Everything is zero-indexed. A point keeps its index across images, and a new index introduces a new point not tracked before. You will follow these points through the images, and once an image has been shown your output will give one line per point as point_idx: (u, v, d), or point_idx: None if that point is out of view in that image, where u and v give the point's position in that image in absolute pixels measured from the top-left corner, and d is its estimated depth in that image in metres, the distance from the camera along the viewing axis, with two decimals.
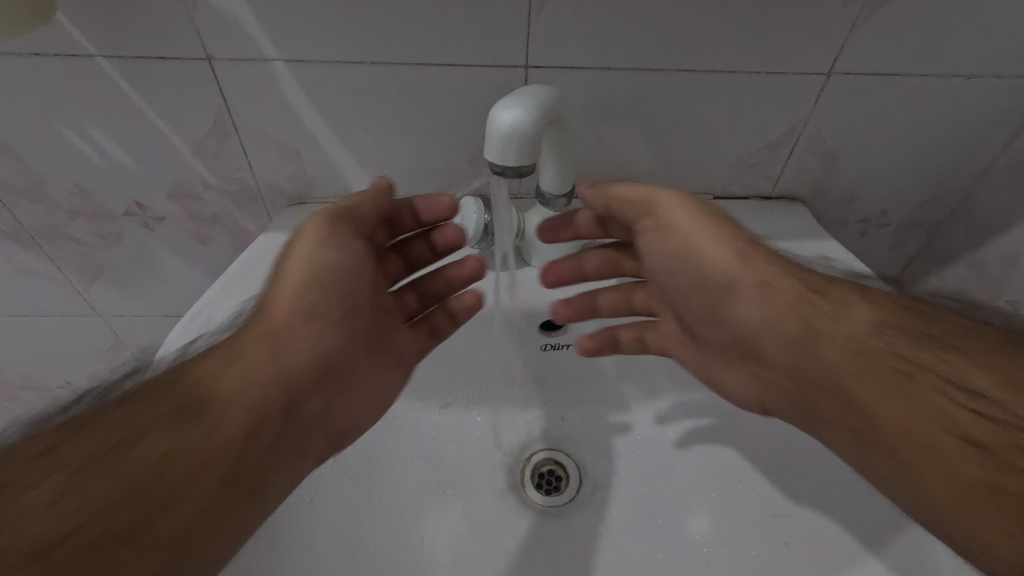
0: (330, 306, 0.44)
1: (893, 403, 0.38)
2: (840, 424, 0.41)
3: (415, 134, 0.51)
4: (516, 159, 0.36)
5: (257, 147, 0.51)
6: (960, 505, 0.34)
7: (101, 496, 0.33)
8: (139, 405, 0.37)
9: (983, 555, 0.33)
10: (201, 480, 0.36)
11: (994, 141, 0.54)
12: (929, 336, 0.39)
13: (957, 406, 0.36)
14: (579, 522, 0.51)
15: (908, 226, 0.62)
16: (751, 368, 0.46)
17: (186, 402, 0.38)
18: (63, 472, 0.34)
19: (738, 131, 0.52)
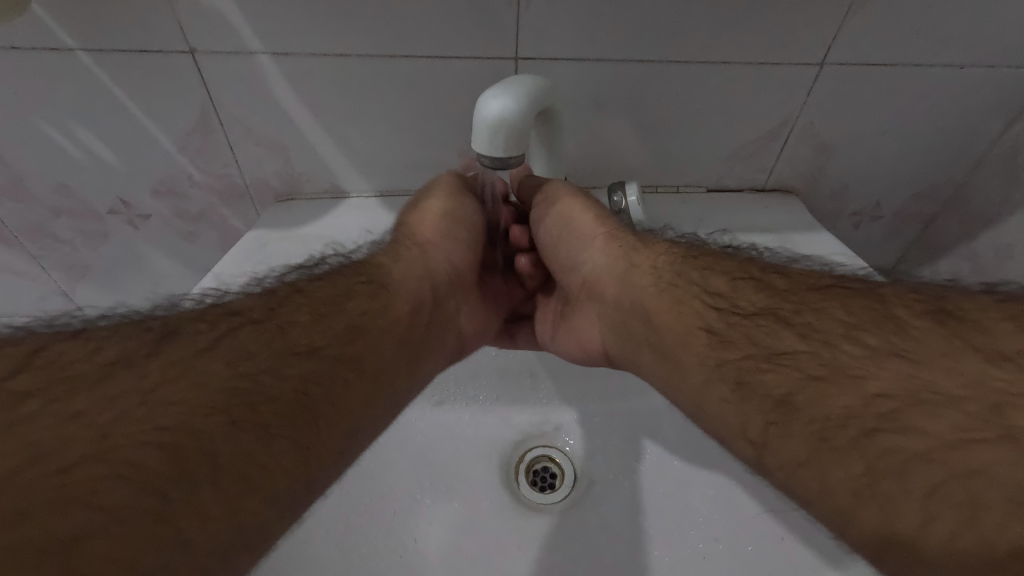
0: (461, 237, 0.49)
1: (699, 341, 0.37)
2: (656, 359, 0.41)
3: (405, 127, 0.50)
4: (503, 150, 0.35)
5: (244, 142, 0.51)
6: (766, 432, 0.32)
7: (303, 371, 0.33)
8: (309, 298, 0.37)
9: (788, 486, 0.30)
10: (365, 368, 0.36)
11: (989, 131, 0.53)
12: (736, 272, 0.39)
13: (749, 332, 0.35)
14: (574, 519, 0.51)
15: (901, 218, 0.62)
16: (600, 316, 0.47)
17: (357, 297, 0.39)
18: (260, 347, 0.33)
19: (731, 123, 0.52)
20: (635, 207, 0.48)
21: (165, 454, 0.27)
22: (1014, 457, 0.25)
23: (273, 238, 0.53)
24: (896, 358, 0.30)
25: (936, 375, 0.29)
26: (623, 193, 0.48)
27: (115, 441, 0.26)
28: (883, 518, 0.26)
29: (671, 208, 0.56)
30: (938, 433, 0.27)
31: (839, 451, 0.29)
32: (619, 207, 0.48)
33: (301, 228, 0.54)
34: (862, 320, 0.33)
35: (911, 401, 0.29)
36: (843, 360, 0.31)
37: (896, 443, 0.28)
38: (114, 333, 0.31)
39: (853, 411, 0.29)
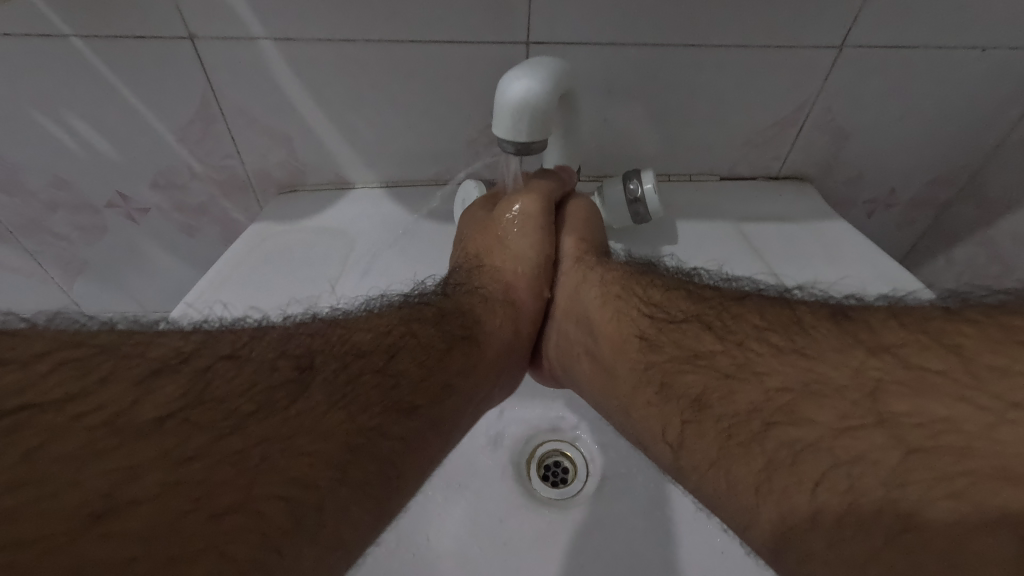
0: (549, 274, 0.45)
1: (631, 349, 0.36)
2: (594, 369, 0.39)
3: (412, 116, 0.49)
4: (527, 134, 0.34)
5: (246, 132, 0.49)
6: (681, 434, 0.32)
7: (403, 432, 0.31)
8: (419, 345, 0.35)
9: (700, 489, 0.31)
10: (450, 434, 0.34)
11: (1008, 115, 0.52)
12: (673, 284, 0.39)
13: (677, 338, 0.35)
14: (589, 514, 0.49)
15: (916, 205, 0.61)
16: (544, 330, 0.45)
17: (456, 349, 0.37)
18: (374, 396, 0.31)
19: (746, 109, 0.51)
20: (650, 195, 0.46)
21: (271, 507, 0.24)
22: (886, 440, 0.25)
23: (276, 231, 0.51)
24: (799, 355, 0.30)
25: (826, 366, 0.28)
26: (639, 181, 0.46)
27: (241, 477, 0.24)
28: (772, 514, 0.27)
29: (684, 197, 0.55)
30: (826, 421, 0.27)
31: (744, 447, 0.29)
32: (634, 197, 0.46)
33: (304, 221, 0.52)
34: (776, 321, 0.32)
35: (801, 392, 0.28)
36: (751, 359, 0.31)
37: (792, 435, 0.27)
38: (237, 359, 0.29)
39: (753, 412, 0.29)
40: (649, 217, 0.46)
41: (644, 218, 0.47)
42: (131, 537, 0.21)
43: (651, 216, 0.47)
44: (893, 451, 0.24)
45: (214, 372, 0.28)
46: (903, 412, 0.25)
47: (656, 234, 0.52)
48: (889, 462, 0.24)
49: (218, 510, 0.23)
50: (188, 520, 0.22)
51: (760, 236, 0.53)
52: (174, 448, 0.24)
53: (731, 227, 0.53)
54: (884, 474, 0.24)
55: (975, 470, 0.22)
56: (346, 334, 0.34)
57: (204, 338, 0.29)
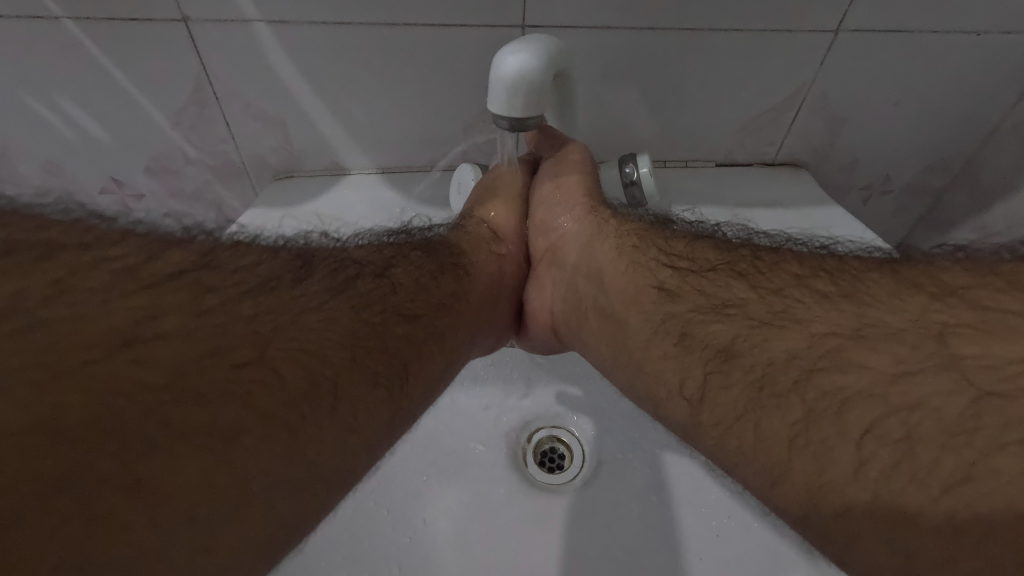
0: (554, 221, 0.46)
1: (646, 299, 0.37)
2: (600, 320, 0.40)
3: (407, 100, 0.48)
4: (521, 110, 0.34)
5: (241, 117, 0.49)
6: (704, 387, 0.32)
7: (404, 334, 0.35)
8: (411, 266, 0.39)
9: (721, 447, 0.31)
10: (451, 344, 0.39)
11: (1004, 101, 0.52)
12: (694, 237, 0.40)
13: (700, 285, 0.36)
14: (586, 499, 0.50)
15: (911, 193, 0.61)
16: (552, 288, 0.45)
17: (449, 273, 0.41)
18: (373, 302, 0.35)
19: (742, 94, 0.51)
20: (648, 178, 0.45)
21: (290, 406, 0.27)
22: (953, 385, 0.25)
23: (272, 216, 0.51)
24: (845, 300, 0.30)
25: (881, 313, 0.29)
26: (636, 165, 0.46)
27: (256, 370, 0.27)
28: (820, 467, 0.26)
29: (680, 183, 0.55)
30: (880, 367, 0.27)
31: (780, 399, 0.28)
32: (630, 180, 0.46)
33: (300, 207, 0.52)
34: (813, 273, 0.33)
35: (853, 338, 0.28)
36: (788, 307, 0.31)
37: (836, 384, 0.27)
38: (245, 257, 0.32)
39: (793, 359, 0.29)
40: (644, 201, 0.46)
41: (640, 203, 0.47)
42: (156, 440, 0.23)
43: (648, 199, 0.46)
44: (961, 396, 0.24)
45: (217, 269, 0.30)
46: (974, 355, 0.25)
47: None
48: (963, 404, 0.24)
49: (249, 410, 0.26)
50: (211, 424, 0.25)
51: (757, 221, 0.53)
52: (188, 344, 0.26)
53: (728, 212, 0.53)
54: (956, 419, 0.24)
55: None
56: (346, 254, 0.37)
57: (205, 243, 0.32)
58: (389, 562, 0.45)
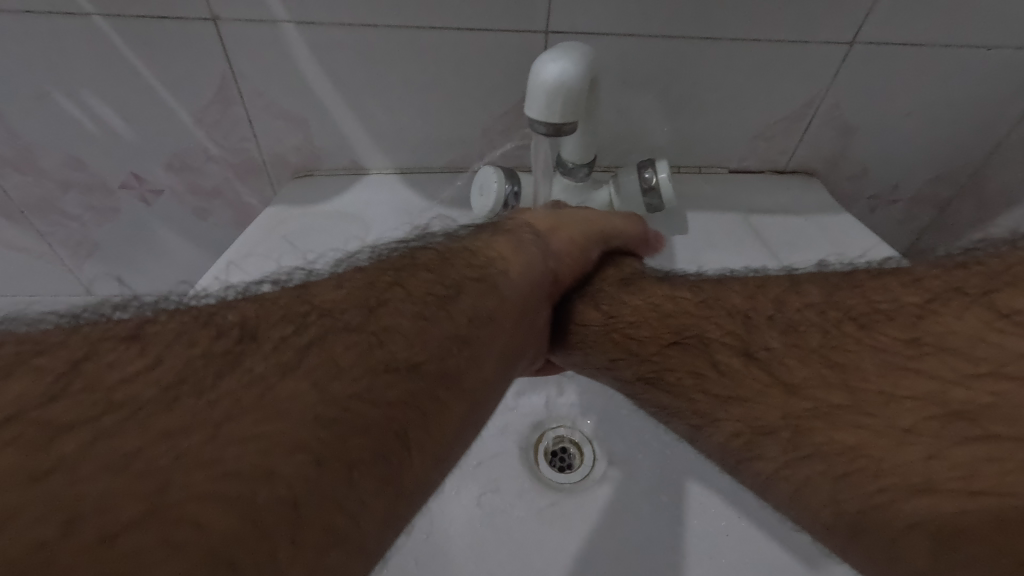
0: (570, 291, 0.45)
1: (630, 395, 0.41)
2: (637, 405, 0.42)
3: (429, 102, 0.49)
4: (561, 116, 0.35)
5: (263, 115, 0.49)
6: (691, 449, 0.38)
7: (397, 395, 0.29)
8: (404, 298, 0.33)
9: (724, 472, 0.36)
10: (466, 387, 0.32)
11: (1012, 113, 0.53)
12: (624, 325, 0.42)
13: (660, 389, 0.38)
14: (597, 499, 0.50)
15: (917, 202, 0.62)
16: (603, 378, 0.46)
17: (463, 298, 0.35)
18: (354, 361, 0.29)
19: (757, 102, 0.51)
20: (666, 184, 0.46)
21: (224, 531, 0.22)
22: (822, 467, 0.29)
23: (291, 215, 0.52)
24: (744, 383, 0.35)
25: (762, 408, 0.33)
26: (654, 171, 0.47)
27: (142, 507, 0.22)
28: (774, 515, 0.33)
29: (693, 188, 0.56)
30: (778, 451, 0.32)
31: (735, 470, 0.35)
32: (649, 185, 0.47)
33: (317, 206, 0.52)
34: (699, 368, 0.37)
35: (751, 432, 0.33)
36: (709, 408, 0.36)
37: (762, 467, 0.32)
38: (186, 347, 0.28)
39: (724, 451, 0.35)
40: (662, 205, 0.47)
41: (657, 207, 0.48)
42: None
43: (665, 204, 0.47)
44: (828, 476, 0.29)
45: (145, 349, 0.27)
46: (820, 441, 0.30)
47: (666, 224, 0.53)
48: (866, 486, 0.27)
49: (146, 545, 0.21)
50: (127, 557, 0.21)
51: (769, 227, 0.54)
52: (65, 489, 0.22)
53: (740, 218, 0.54)
54: (825, 496, 0.29)
55: (893, 485, 0.27)
56: (333, 305, 0.31)
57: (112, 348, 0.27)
58: (407, 561, 0.45)
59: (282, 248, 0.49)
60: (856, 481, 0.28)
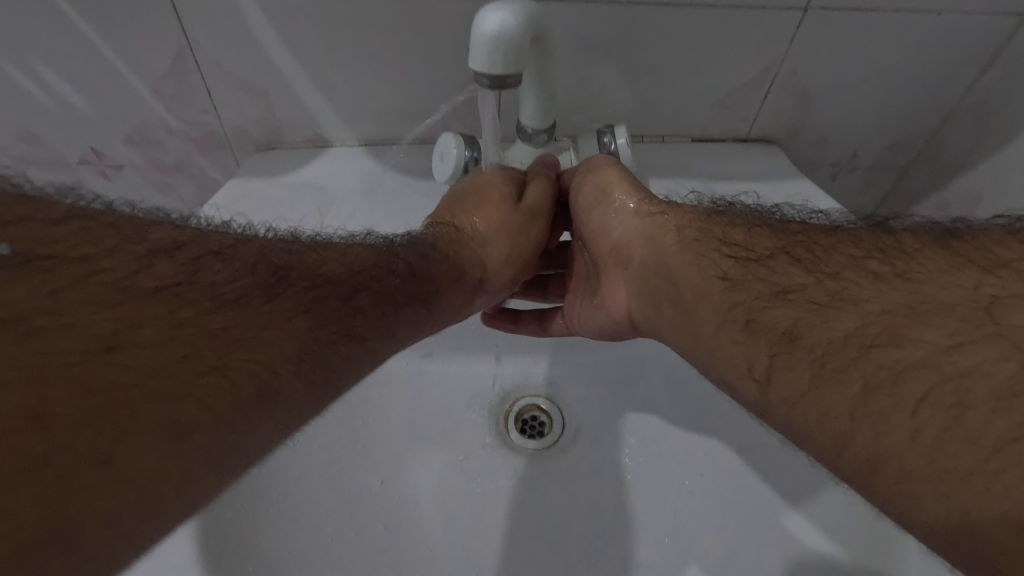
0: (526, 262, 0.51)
1: (715, 290, 0.37)
2: (676, 316, 0.40)
3: (389, 71, 0.49)
4: (502, 68, 0.35)
5: (223, 86, 0.49)
6: (770, 369, 0.33)
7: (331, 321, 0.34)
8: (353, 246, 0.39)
9: (789, 423, 0.32)
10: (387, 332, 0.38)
11: (962, 79, 0.55)
12: (753, 224, 0.40)
13: (765, 275, 0.36)
14: (565, 463, 0.51)
15: (876, 171, 0.64)
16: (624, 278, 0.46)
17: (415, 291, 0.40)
18: (305, 285, 0.34)
19: (715, 70, 0.52)
20: (624, 148, 0.47)
21: (217, 371, 0.28)
22: (998, 354, 0.27)
23: (255, 185, 0.52)
24: (903, 283, 0.32)
25: (931, 291, 0.31)
26: (613, 136, 0.48)
27: (169, 346, 0.27)
28: (862, 439, 0.28)
29: (657, 156, 0.57)
30: (935, 339, 0.29)
31: (840, 373, 0.30)
32: (608, 150, 0.48)
33: (281, 177, 0.52)
34: (858, 256, 0.34)
35: (907, 317, 0.30)
36: (844, 291, 0.33)
37: (892, 358, 0.29)
38: (218, 267, 0.31)
39: (851, 335, 0.31)
40: (622, 169, 0.48)
41: None
42: (122, 431, 0.25)
43: (625, 169, 0.48)
44: (1007, 361, 0.27)
45: (197, 277, 0.30)
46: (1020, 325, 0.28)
47: None
48: (1010, 371, 0.27)
49: (155, 377, 0.26)
50: (171, 424, 0.26)
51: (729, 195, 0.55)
52: (116, 317, 0.27)
53: (702, 185, 0.55)
54: (997, 387, 0.27)
55: None
56: (321, 258, 0.37)
57: (160, 227, 0.31)
58: (377, 525, 0.44)
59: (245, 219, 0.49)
60: (989, 376, 0.27)
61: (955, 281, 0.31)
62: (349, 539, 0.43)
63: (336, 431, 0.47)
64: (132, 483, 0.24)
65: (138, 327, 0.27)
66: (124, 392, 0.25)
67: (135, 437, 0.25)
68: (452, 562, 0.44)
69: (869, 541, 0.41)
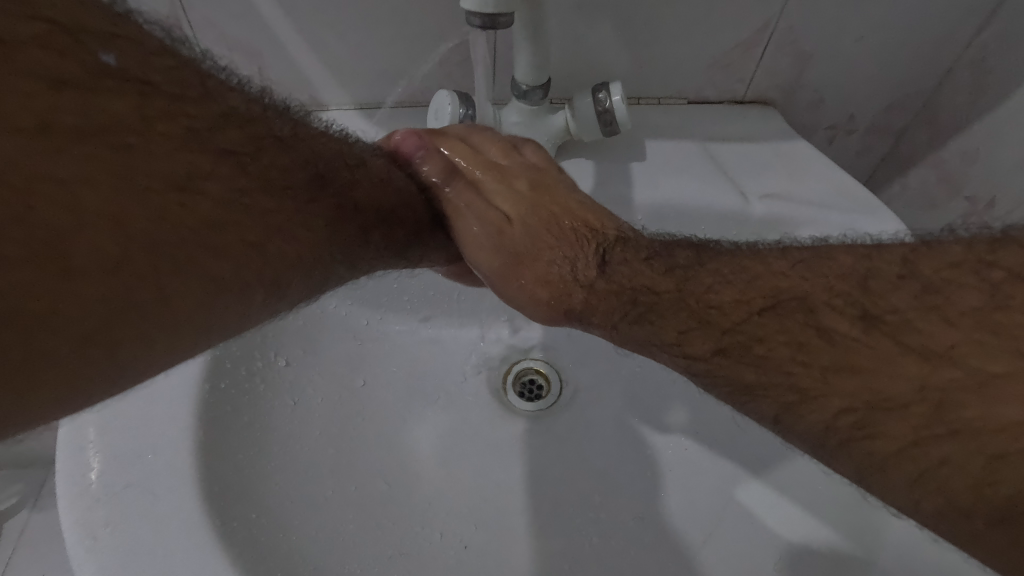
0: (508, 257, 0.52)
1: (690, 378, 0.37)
2: None
3: (383, 30, 0.49)
4: (494, 7, 0.35)
5: (216, 47, 0.49)
6: (773, 436, 0.34)
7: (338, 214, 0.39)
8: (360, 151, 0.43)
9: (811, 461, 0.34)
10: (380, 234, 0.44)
11: (959, 36, 0.54)
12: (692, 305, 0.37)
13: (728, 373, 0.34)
14: (563, 421, 0.52)
15: (873, 132, 0.64)
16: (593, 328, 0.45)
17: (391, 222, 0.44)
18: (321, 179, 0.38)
19: (711, 27, 0.52)
20: (619, 106, 0.47)
21: (249, 227, 0.33)
22: (966, 449, 0.27)
23: None
24: (850, 374, 0.30)
25: (882, 383, 0.29)
26: (608, 92, 0.47)
27: (220, 186, 0.31)
28: (861, 473, 0.30)
29: (653, 118, 0.56)
30: (899, 433, 0.29)
31: (833, 456, 0.31)
32: (603, 107, 0.47)
33: None
34: (804, 338, 0.32)
35: (866, 408, 0.30)
36: (802, 382, 0.32)
37: (869, 448, 0.29)
38: (278, 152, 0.35)
39: (825, 432, 0.31)
40: (617, 127, 0.48)
41: (613, 129, 0.48)
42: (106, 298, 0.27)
43: (620, 126, 0.48)
44: (976, 456, 0.27)
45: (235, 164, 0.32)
46: (974, 416, 0.27)
47: (625, 152, 0.54)
48: (979, 464, 0.27)
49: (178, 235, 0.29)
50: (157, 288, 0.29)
51: (726, 156, 0.55)
52: (193, 144, 0.30)
53: (698, 146, 0.55)
54: (971, 476, 0.27)
55: None
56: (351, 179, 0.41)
57: (236, 103, 0.33)
58: (377, 482, 0.45)
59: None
60: (962, 464, 0.27)
61: (900, 369, 0.29)
62: (349, 491, 0.43)
63: (338, 391, 0.48)
64: (168, 305, 0.29)
65: (206, 168, 0.30)
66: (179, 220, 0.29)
67: (181, 255, 0.29)
68: (451, 517, 0.45)
69: (846, 501, 0.41)
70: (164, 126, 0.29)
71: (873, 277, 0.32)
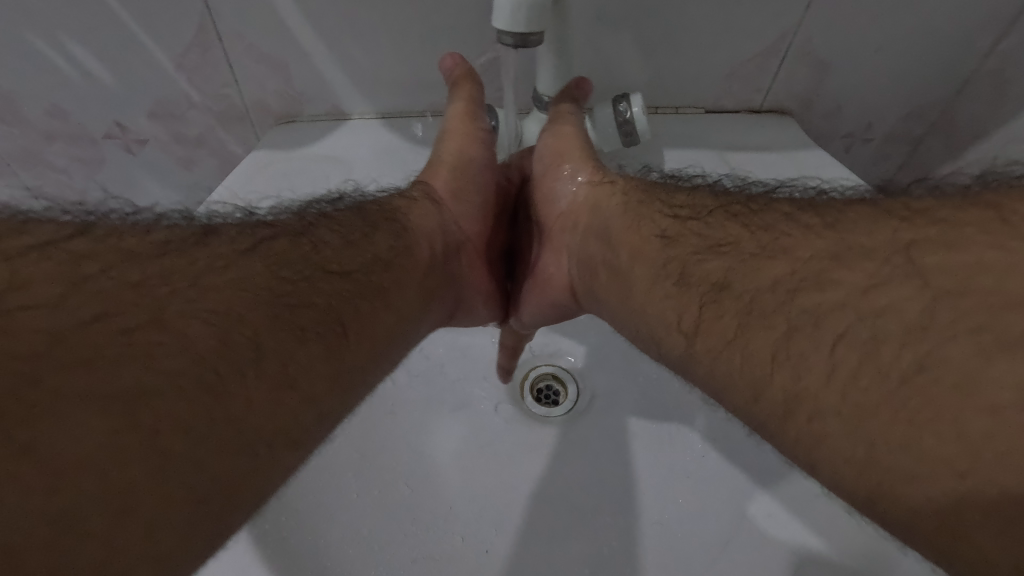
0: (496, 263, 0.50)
1: (649, 247, 0.37)
2: (611, 281, 0.40)
3: (408, 43, 0.49)
4: (524, 25, 0.36)
5: (243, 59, 0.50)
6: (698, 318, 0.32)
7: (333, 290, 0.33)
8: (337, 225, 0.37)
9: (713, 369, 0.31)
10: (392, 300, 0.36)
11: (979, 45, 0.54)
12: (698, 188, 0.40)
13: (694, 228, 0.36)
14: (582, 425, 0.51)
15: (891, 141, 0.64)
16: (569, 250, 0.45)
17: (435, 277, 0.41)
18: (296, 261, 0.32)
19: (731, 39, 0.52)
20: (640, 117, 0.48)
21: (201, 365, 0.25)
22: (913, 291, 0.26)
23: (278, 156, 0.53)
24: (829, 230, 0.30)
25: (859, 237, 0.29)
26: (629, 103, 0.48)
27: (150, 331, 0.25)
28: (796, 379, 0.27)
29: (672, 127, 0.57)
30: (854, 280, 0.27)
31: (766, 319, 0.29)
32: (623, 118, 0.48)
33: (304, 148, 0.53)
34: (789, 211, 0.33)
35: (832, 260, 0.29)
36: (775, 238, 0.32)
37: (815, 299, 0.28)
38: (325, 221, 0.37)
39: (773, 285, 0.30)
40: (638, 137, 0.49)
41: (633, 139, 0.49)
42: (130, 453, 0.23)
43: (640, 137, 0.49)
44: (918, 299, 0.25)
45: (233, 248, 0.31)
46: (938, 263, 0.26)
47: (644, 161, 0.55)
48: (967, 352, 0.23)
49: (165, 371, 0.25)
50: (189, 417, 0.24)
51: (743, 164, 0.55)
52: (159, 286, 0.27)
53: (716, 156, 0.56)
54: (916, 360, 0.24)
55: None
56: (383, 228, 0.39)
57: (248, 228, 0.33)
58: (400, 484, 0.46)
59: (271, 190, 0.50)
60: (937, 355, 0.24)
61: (873, 226, 0.29)
62: (372, 495, 0.45)
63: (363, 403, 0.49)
64: (170, 462, 0.23)
65: (136, 318, 0.25)
66: (114, 376, 0.23)
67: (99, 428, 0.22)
68: (472, 520, 0.45)
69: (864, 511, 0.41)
70: (92, 287, 0.25)
71: (894, 223, 0.29)
